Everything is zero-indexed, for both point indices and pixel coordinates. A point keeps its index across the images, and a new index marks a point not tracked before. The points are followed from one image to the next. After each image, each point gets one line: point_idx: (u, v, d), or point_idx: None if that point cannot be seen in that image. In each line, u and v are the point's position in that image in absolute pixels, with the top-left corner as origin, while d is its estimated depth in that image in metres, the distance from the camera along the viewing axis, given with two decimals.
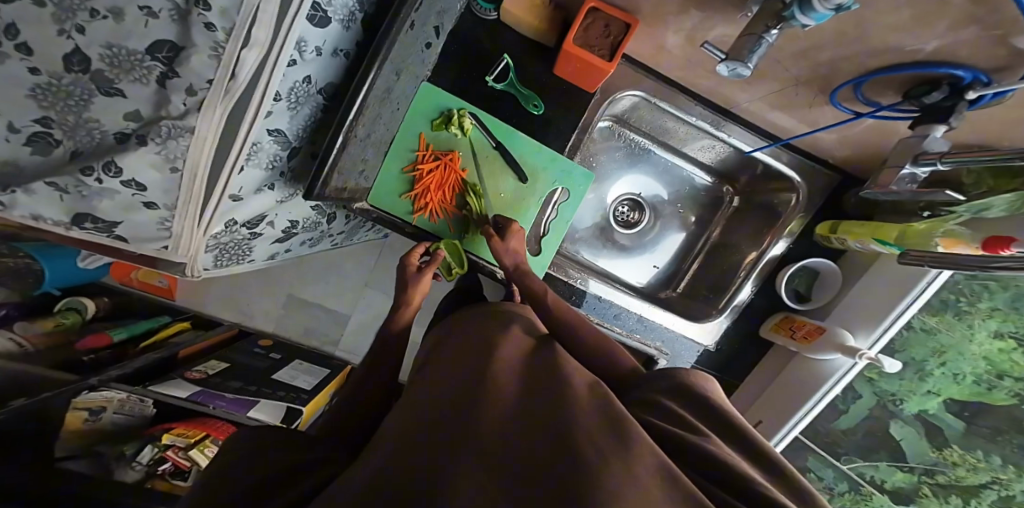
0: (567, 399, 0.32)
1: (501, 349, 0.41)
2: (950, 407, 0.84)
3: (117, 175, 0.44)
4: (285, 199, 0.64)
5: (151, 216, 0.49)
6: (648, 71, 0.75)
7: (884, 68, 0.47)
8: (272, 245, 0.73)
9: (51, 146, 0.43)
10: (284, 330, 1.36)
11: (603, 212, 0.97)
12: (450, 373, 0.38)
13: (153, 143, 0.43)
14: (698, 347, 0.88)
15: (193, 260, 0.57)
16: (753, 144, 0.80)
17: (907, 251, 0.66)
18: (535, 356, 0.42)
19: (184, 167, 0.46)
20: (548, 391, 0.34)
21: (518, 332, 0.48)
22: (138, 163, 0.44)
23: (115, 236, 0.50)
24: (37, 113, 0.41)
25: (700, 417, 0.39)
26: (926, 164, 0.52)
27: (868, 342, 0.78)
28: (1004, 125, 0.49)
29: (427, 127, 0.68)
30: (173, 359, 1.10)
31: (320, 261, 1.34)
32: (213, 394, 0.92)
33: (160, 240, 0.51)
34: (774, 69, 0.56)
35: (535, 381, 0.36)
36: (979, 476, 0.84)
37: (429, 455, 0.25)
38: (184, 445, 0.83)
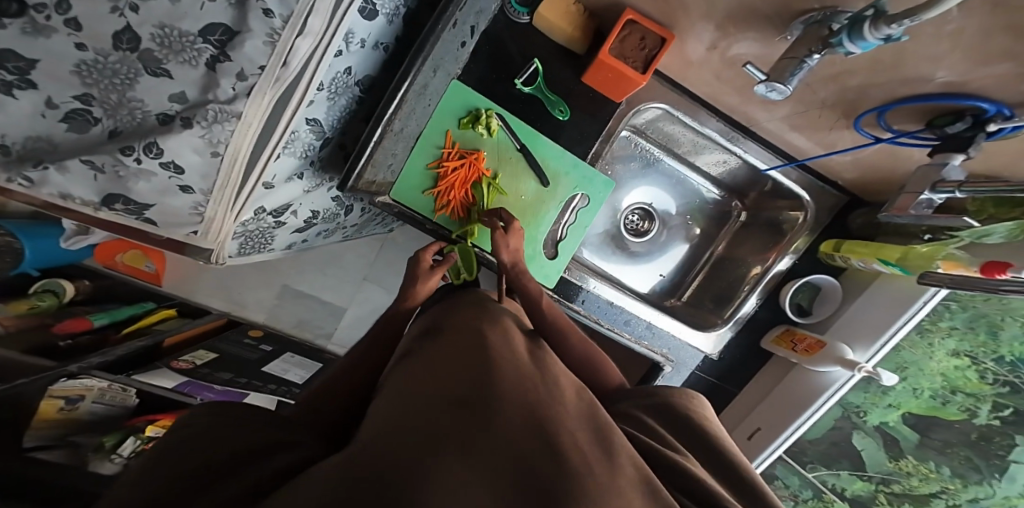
0: (556, 399, 0.33)
1: (495, 340, 0.42)
2: (907, 420, 0.92)
3: (157, 156, 0.46)
4: (312, 189, 0.65)
5: (186, 199, 0.51)
6: (672, 84, 0.77)
7: (913, 96, 0.50)
8: (292, 235, 0.73)
9: (90, 123, 0.43)
10: (275, 322, 1.32)
11: (615, 219, 0.99)
12: (444, 352, 0.39)
13: (199, 126, 0.44)
14: (699, 354, 0.91)
15: (221, 246, 0.60)
16: (769, 163, 0.82)
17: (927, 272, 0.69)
18: (527, 350, 0.43)
19: (225, 151, 0.47)
20: (548, 382, 0.35)
21: (511, 327, 0.49)
22: (181, 146, 0.45)
23: (144, 218, 0.53)
24: (79, 90, 0.40)
25: (682, 438, 0.41)
26: (943, 191, 0.54)
27: (866, 356, 0.82)
28: (1014, 158, 0.52)
29: (454, 124, 0.67)
30: (157, 348, 1.05)
31: (321, 253, 1.32)
32: (200, 386, 0.91)
33: (191, 225, 0.54)
34: (801, 92, 0.59)
35: (530, 376, 0.36)
36: (930, 485, 0.93)
37: (419, 419, 0.25)
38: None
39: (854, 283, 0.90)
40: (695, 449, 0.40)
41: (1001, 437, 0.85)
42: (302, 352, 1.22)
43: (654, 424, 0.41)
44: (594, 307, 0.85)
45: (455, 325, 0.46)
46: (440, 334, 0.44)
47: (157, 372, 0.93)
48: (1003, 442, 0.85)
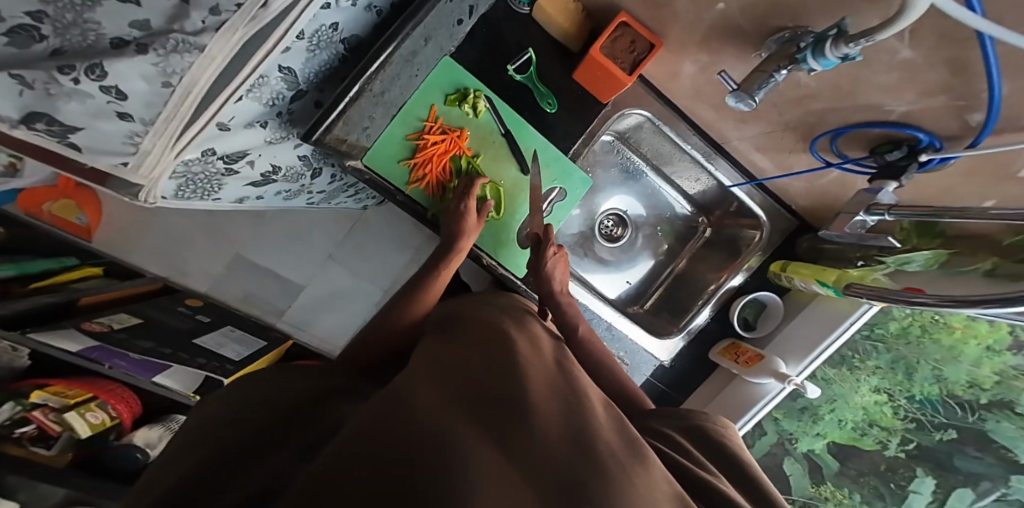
0: (584, 407, 0.35)
1: (518, 343, 0.44)
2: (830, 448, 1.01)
3: (99, 79, 0.39)
4: (275, 141, 0.61)
5: (123, 127, 0.45)
6: (656, 94, 0.80)
7: (867, 123, 0.54)
8: (243, 189, 0.67)
9: (32, 40, 0.35)
10: (221, 292, 1.23)
11: (590, 221, 1.01)
12: (471, 348, 0.40)
13: (154, 54, 0.39)
14: (654, 361, 0.94)
15: (154, 185, 0.54)
16: (734, 180, 0.87)
17: (851, 283, 0.76)
18: (545, 355, 0.46)
19: (179, 83, 0.42)
20: (579, 393, 0.38)
21: (528, 333, 0.51)
22: (129, 72, 0.39)
23: (67, 142, 0.46)
24: (30, 6, 0.33)
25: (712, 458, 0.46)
26: (876, 213, 0.58)
27: (797, 370, 0.88)
28: (944, 187, 0.58)
29: (440, 100, 0.66)
30: (69, 306, 0.95)
31: (284, 224, 1.25)
32: (112, 352, 0.81)
33: (122, 155, 0.48)
34: (769, 111, 0.65)
35: (554, 380, 0.38)
36: None
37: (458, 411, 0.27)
38: (59, 405, 0.68)
39: (794, 304, 0.95)
40: (727, 470, 0.44)
41: (904, 470, 0.94)
42: (248, 328, 1.15)
43: (685, 445, 0.46)
44: None
45: (476, 326, 0.48)
46: (463, 332, 0.46)
47: (61, 332, 0.82)
48: (905, 473, 0.94)
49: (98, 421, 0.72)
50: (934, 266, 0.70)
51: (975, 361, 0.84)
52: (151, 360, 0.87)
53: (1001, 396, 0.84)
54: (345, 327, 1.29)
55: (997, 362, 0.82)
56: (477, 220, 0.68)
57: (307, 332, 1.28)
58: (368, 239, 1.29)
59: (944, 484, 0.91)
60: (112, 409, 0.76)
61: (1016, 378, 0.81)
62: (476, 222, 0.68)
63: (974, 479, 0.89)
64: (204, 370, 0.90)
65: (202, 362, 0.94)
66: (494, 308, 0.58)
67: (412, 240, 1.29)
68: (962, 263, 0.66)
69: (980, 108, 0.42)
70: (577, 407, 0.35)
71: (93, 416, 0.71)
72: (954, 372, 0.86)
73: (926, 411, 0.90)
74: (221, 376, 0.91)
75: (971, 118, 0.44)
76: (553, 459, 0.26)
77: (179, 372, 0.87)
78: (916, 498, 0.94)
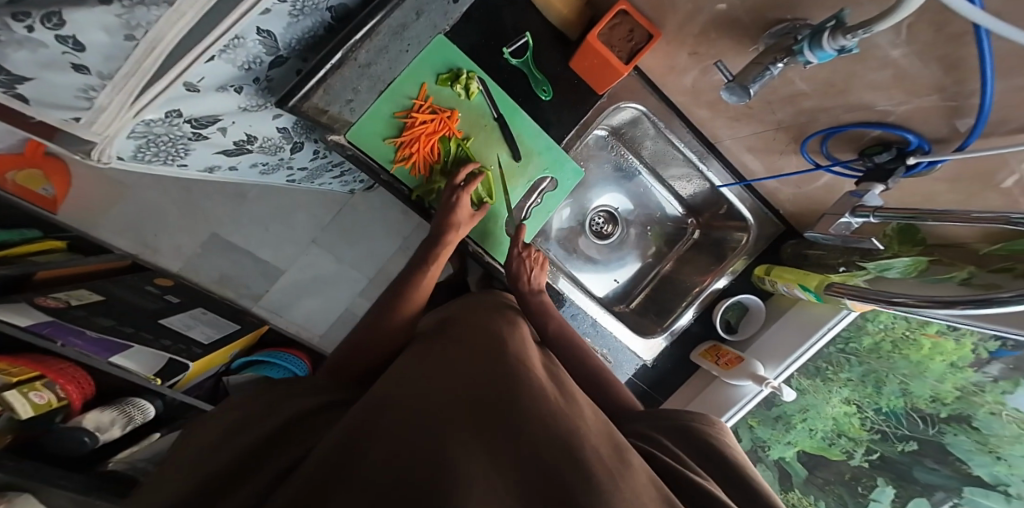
0: (568, 415, 0.42)
1: (511, 356, 0.51)
2: (799, 457, 1.03)
3: (55, 29, 0.34)
4: (250, 108, 0.57)
5: (77, 80, 0.40)
6: (653, 88, 0.79)
7: (863, 123, 0.54)
8: (215, 156, 0.64)
9: None
10: (194, 271, 1.18)
11: (581, 216, 1.00)
12: (467, 366, 0.48)
13: (118, 5, 0.34)
14: (637, 361, 0.93)
15: (109, 142, 0.49)
16: (724, 181, 0.87)
17: (834, 283, 0.77)
18: (535, 364, 0.53)
19: (144, 37, 0.37)
20: (564, 402, 0.45)
21: (518, 342, 0.58)
22: (89, 24, 0.34)
23: (12, 94, 0.41)
24: None
25: (698, 454, 0.51)
26: (861, 216, 0.59)
27: (775, 373, 0.91)
28: (932, 188, 0.58)
29: (431, 78, 0.64)
30: (25, 279, 0.85)
31: (265, 205, 1.21)
32: (65, 327, 0.75)
33: (73, 109, 0.43)
34: (763, 109, 0.65)
35: (542, 390, 0.45)
36: None
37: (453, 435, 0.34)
38: (1, 382, 0.63)
39: (777, 309, 0.97)
40: (714, 468, 0.49)
41: (867, 479, 0.96)
42: (221, 313, 1.14)
43: (671, 445, 0.51)
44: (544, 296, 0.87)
45: (473, 340, 0.55)
46: (464, 345, 0.53)
47: (14, 306, 0.73)
48: (867, 483, 0.96)
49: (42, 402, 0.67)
50: (913, 273, 0.71)
51: (939, 376, 0.85)
52: (108, 338, 0.83)
53: (961, 411, 0.84)
54: (324, 314, 1.27)
55: (959, 378, 0.83)
56: (468, 216, 0.68)
57: (284, 317, 1.25)
58: (353, 225, 1.26)
59: (902, 495, 0.92)
60: (60, 389, 0.73)
61: (975, 393, 0.82)
62: (465, 217, 0.68)
63: (931, 490, 0.89)
64: (167, 353, 0.89)
65: (168, 344, 0.93)
66: (489, 315, 0.64)
67: (400, 227, 1.28)
68: (941, 272, 0.68)
69: (969, 112, 0.43)
70: (562, 415, 0.42)
71: (37, 395, 0.67)
72: (919, 386, 0.89)
73: (890, 422, 0.93)
74: (186, 359, 0.91)
75: (959, 124, 0.45)
76: (541, 466, 0.34)
77: (138, 353, 0.85)
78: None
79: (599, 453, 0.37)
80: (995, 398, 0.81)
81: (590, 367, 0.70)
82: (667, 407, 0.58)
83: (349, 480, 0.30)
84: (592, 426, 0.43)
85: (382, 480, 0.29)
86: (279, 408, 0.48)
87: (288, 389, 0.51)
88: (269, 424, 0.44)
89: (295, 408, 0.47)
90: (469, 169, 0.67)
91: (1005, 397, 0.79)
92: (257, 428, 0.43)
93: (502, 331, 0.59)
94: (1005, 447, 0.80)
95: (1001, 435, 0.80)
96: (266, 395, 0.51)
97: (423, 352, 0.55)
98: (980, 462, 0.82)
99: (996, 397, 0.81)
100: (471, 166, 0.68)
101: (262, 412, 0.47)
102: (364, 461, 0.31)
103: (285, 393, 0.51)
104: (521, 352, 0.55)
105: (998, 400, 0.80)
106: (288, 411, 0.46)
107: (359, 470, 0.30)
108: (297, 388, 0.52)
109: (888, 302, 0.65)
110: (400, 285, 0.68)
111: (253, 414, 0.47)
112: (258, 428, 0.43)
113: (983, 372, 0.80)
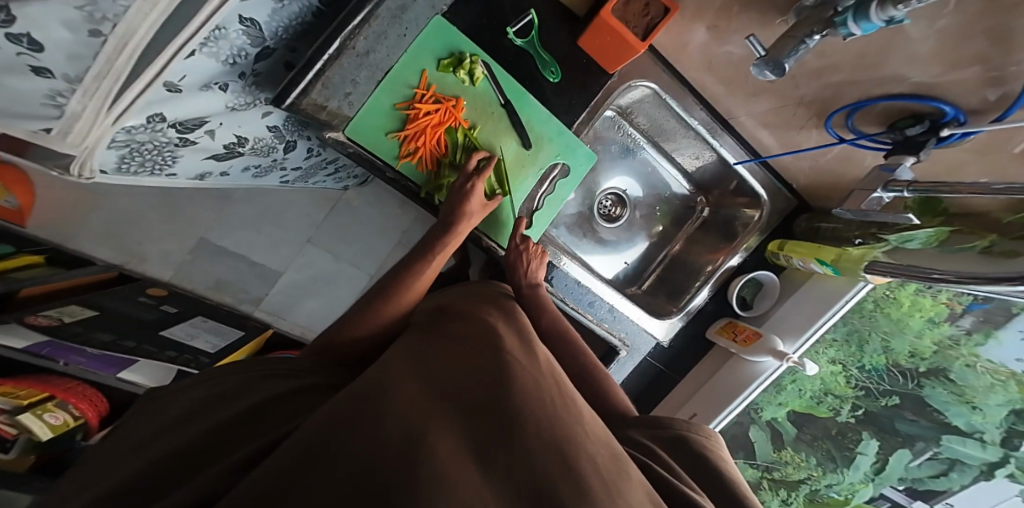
0: (562, 418, 0.41)
1: (505, 351, 0.49)
2: (789, 416, 1.13)
3: (4, 25, 0.29)
4: (238, 107, 0.51)
5: (40, 84, 0.35)
6: (665, 65, 0.75)
7: (894, 95, 0.52)
8: (205, 162, 0.58)
9: None
10: (186, 280, 1.12)
11: (589, 201, 0.97)
12: (455, 362, 0.46)
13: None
14: (652, 339, 0.93)
15: (88, 156, 0.44)
16: (739, 157, 0.84)
17: (878, 260, 0.75)
18: (529, 357, 0.51)
19: (113, 33, 0.32)
20: (558, 402, 0.43)
21: (510, 334, 0.56)
22: (44, 16, 0.29)
23: None
24: None
25: (691, 469, 0.51)
26: (894, 190, 0.58)
27: (794, 347, 0.93)
28: (961, 161, 0.57)
29: (432, 65, 0.59)
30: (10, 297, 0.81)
31: (256, 205, 1.15)
32: (65, 348, 0.75)
33: (42, 120, 0.38)
34: (784, 85, 0.62)
35: (535, 388, 0.43)
36: (800, 472, 1.14)
37: (433, 428, 0.32)
38: (13, 408, 0.70)
39: (790, 283, 0.98)
40: (706, 483, 0.50)
41: (852, 433, 1.07)
42: (222, 317, 1.07)
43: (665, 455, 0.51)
44: (561, 285, 0.85)
45: (463, 334, 0.52)
46: (454, 340, 0.51)
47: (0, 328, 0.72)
48: (853, 437, 1.06)
49: (58, 422, 0.72)
50: (933, 243, 0.73)
51: (917, 332, 0.93)
52: (112, 355, 0.82)
53: (937, 365, 0.94)
54: (327, 313, 1.23)
55: (935, 334, 0.92)
56: (482, 208, 0.65)
57: (288, 320, 1.20)
58: (349, 221, 1.22)
59: (886, 446, 1.03)
60: (75, 408, 0.78)
61: (951, 348, 0.91)
62: (478, 207, 0.65)
63: (912, 441, 0.99)
64: (174, 364, 0.87)
65: (174, 355, 0.90)
66: (477, 309, 0.61)
67: (397, 222, 1.25)
68: (961, 241, 0.69)
69: (1012, 81, 0.42)
70: (561, 420, 0.40)
71: (53, 416, 0.72)
72: (899, 343, 0.96)
73: (873, 379, 1.01)
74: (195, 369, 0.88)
75: (989, 93, 0.45)
76: (531, 471, 0.32)
77: (145, 366, 0.84)
78: (862, 460, 1.06)
79: (600, 473, 0.35)
80: (970, 352, 0.90)
81: (586, 369, 0.69)
82: (664, 415, 0.58)
83: (319, 468, 0.26)
84: (590, 436, 0.40)
85: (352, 476, 0.25)
86: (257, 390, 0.44)
87: (262, 370, 0.48)
88: (238, 407, 0.40)
89: (270, 391, 0.44)
90: (481, 155, 0.64)
91: (978, 350, 0.88)
92: (225, 410, 0.40)
93: (494, 323, 0.57)
94: (978, 397, 0.90)
95: (974, 386, 0.90)
96: (241, 373, 0.47)
97: (410, 344, 0.52)
98: (957, 413, 0.93)
99: (969, 350, 0.89)
100: (483, 153, 0.65)
101: (234, 391, 0.44)
102: (340, 451, 0.28)
103: (259, 375, 0.47)
104: (519, 348, 0.52)
105: (972, 353, 0.89)
106: (261, 394, 0.43)
107: (331, 459, 0.27)
108: (275, 370, 0.49)
109: (928, 277, 0.66)
110: (395, 273, 0.64)
111: (222, 394, 0.43)
112: (226, 409, 0.40)
113: (957, 326, 0.88)
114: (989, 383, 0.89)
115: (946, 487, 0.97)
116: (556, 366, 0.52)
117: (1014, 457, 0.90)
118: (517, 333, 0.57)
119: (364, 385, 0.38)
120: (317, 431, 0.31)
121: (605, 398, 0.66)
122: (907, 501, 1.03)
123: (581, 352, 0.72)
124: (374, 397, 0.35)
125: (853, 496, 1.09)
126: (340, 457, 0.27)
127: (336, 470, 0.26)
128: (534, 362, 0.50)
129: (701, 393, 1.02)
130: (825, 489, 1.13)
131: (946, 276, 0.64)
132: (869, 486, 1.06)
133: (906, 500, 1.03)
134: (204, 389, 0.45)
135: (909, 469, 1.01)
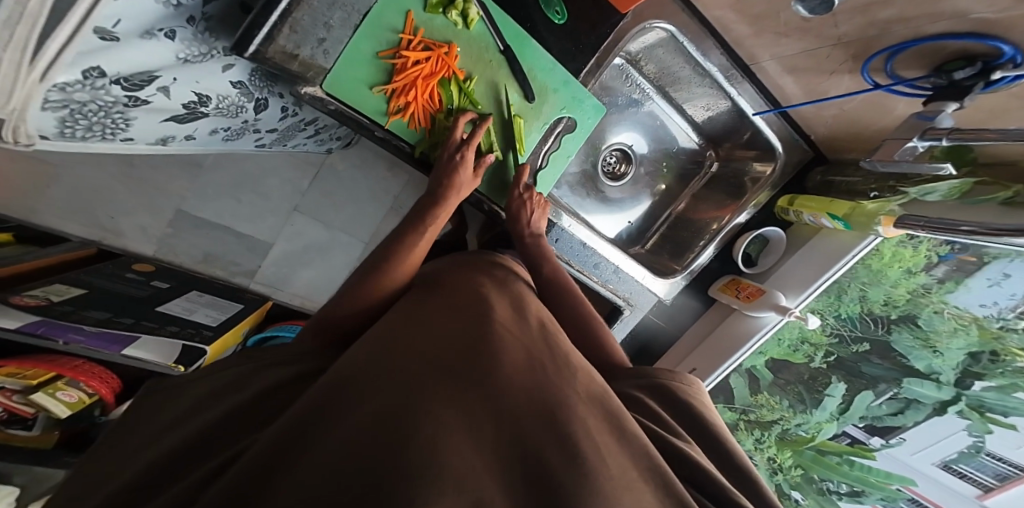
0: (559, 384, 0.39)
1: (497, 316, 0.47)
2: (768, 364, 1.21)
3: None
4: (193, 59, 0.43)
5: None
6: (683, 3, 0.68)
7: (946, 35, 0.47)
8: (163, 124, 0.51)
9: None
10: (169, 255, 1.06)
11: (592, 158, 0.91)
12: (447, 329, 0.44)
13: None
14: (653, 297, 0.91)
15: (17, 122, 0.36)
16: (757, 107, 0.79)
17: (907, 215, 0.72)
18: (523, 320, 0.49)
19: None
20: (554, 367, 0.41)
21: (502, 299, 0.54)
22: None
23: None
24: None
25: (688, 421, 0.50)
26: (930, 139, 0.55)
27: (796, 302, 0.91)
28: (1006, 106, 0.53)
29: (418, 4, 0.51)
30: None
31: (233, 172, 1.07)
32: (61, 326, 0.71)
33: None
34: (823, 23, 0.55)
35: (528, 354, 0.42)
36: (774, 414, 1.22)
37: (414, 405, 0.30)
38: (23, 388, 0.68)
39: (798, 238, 0.97)
40: (702, 439, 0.48)
41: (823, 377, 1.15)
42: (213, 291, 1.05)
43: (658, 410, 0.48)
44: (566, 248, 0.82)
45: (452, 302, 0.51)
46: (444, 308, 0.49)
47: None
48: (823, 381, 1.15)
49: (73, 399, 0.73)
50: (954, 195, 0.70)
51: (894, 282, 1.00)
52: (112, 331, 0.78)
53: (908, 312, 1.01)
54: (326, 282, 1.23)
55: (912, 282, 0.98)
56: (472, 177, 0.63)
57: (286, 290, 1.19)
58: (336, 185, 1.17)
59: (852, 388, 1.11)
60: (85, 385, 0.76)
61: (923, 295, 0.98)
62: (470, 178, 0.63)
63: (876, 382, 1.07)
64: (179, 339, 0.85)
65: (176, 329, 0.87)
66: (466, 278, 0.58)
67: (387, 186, 1.21)
68: (983, 193, 0.67)
69: None
70: (556, 388, 0.38)
71: (66, 394, 0.72)
72: (876, 292, 1.03)
73: (847, 326, 1.09)
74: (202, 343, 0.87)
75: None
76: (523, 451, 0.30)
77: (151, 342, 0.81)
78: (829, 401, 1.14)
79: (595, 437, 0.33)
80: (939, 298, 0.96)
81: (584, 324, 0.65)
82: (653, 367, 0.56)
83: (298, 460, 0.25)
84: (586, 398, 0.39)
85: (334, 466, 0.24)
86: (254, 377, 0.43)
87: (263, 358, 0.46)
88: (236, 397, 0.39)
89: (266, 377, 0.42)
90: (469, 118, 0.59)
91: (947, 296, 0.95)
92: (219, 405, 0.38)
93: (487, 291, 0.54)
94: (942, 341, 0.96)
95: (940, 330, 0.96)
96: (242, 363, 0.46)
97: (403, 310, 0.50)
98: (919, 356, 1.00)
99: (940, 296, 0.96)
100: (471, 114, 0.60)
101: (234, 384, 0.42)
102: (316, 448, 0.26)
103: (256, 361, 0.45)
104: (512, 313, 0.50)
105: (941, 299, 0.96)
106: (258, 382, 0.41)
107: (308, 452, 0.26)
108: (277, 355, 0.46)
109: (956, 231, 0.65)
110: (392, 246, 0.60)
111: (220, 390, 0.42)
112: (220, 404, 0.39)
113: (931, 275, 0.95)
114: (952, 328, 0.95)
115: (902, 423, 1.03)
116: (553, 328, 0.50)
117: (965, 395, 0.95)
118: (509, 299, 0.55)
119: (351, 362, 0.37)
120: (299, 416, 0.30)
121: (595, 346, 0.64)
122: (865, 436, 1.10)
123: (580, 305, 0.68)
124: (359, 377, 0.34)
125: (818, 433, 1.17)
126: (322, 448, 0.26)
127: (318, 456, 0.25)
128: (528, 326, 0.48)
129: (704, 347, 1.04)
130: (795, 428, 1.20)
131: (975, 229, 0.62)
132: (833, 424, 1.14)
133: (865, 436, 1.10)
134: (203, 384, 0.44)
135: (870, 408, 1.08)
